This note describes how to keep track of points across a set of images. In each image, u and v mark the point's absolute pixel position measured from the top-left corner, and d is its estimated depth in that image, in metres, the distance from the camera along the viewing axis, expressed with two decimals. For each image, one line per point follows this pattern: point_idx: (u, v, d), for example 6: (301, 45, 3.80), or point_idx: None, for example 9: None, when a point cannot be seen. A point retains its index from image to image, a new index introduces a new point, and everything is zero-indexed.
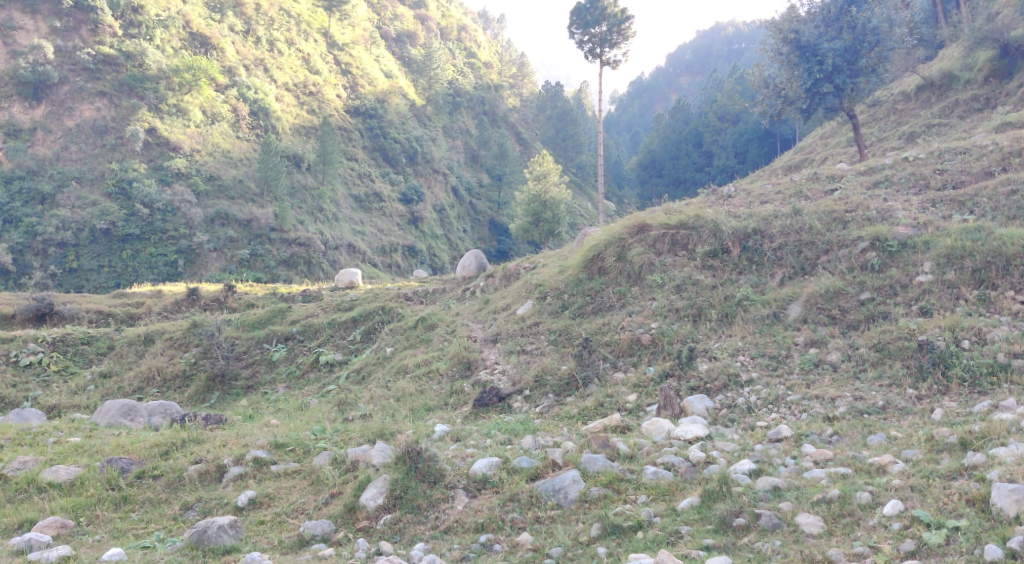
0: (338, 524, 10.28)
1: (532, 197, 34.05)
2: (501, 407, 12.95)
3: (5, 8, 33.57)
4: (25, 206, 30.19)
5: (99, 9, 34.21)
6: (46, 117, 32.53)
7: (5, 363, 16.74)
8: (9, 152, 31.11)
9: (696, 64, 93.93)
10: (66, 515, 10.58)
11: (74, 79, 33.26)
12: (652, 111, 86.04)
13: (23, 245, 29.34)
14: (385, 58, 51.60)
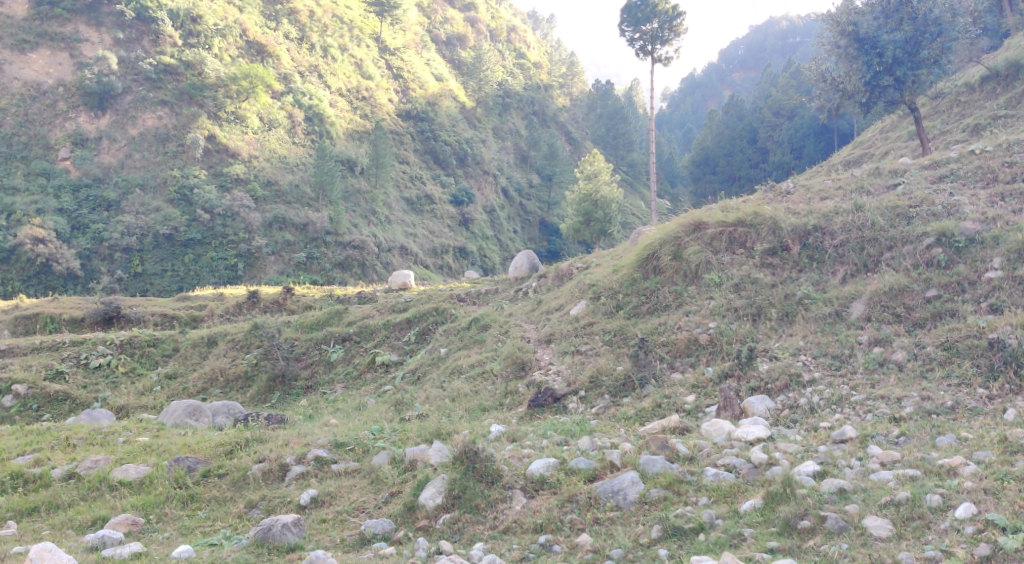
0: (398, 523, 10.38)
1: (583, 197, 33.93)
2: (557, 408, 12.95)
3: (71, 21, 34.57)
4: (93, 213, 30.62)
5: (160, 20, 35.35)
6: (110, 126, 33.16)
7: (76, 365, 17.14)
8: (76, 161, 31.75)
9: (749, 59, 92.90)
10: (137, 513, 10.80)
11: (137, 89, 33.98)
12: (705, 108, 85.36)
13: (91, 251, 29.65)
14: (436, 62, 51.92)
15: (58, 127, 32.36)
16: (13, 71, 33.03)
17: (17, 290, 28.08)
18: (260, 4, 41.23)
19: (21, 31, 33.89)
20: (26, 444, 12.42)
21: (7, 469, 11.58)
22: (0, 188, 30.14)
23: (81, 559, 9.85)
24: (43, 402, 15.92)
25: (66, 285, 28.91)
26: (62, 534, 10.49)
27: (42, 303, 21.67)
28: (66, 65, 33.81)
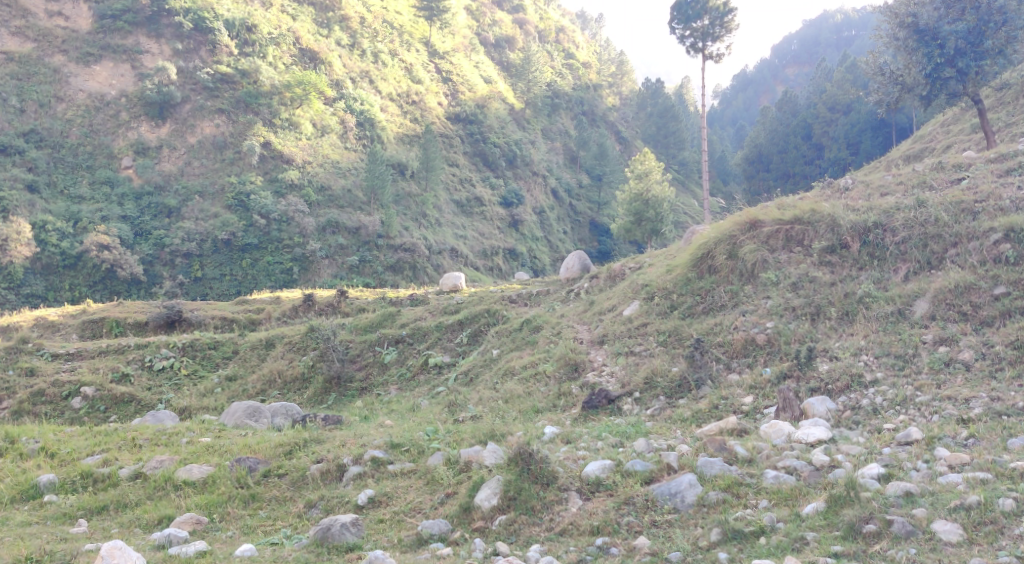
0: (454, 524, 10.40)
1: (634, 196, 33.72)
2: (611, 409, 12.89)
3: (132, 33, 35.34)
4: (154, 220, 31.26)
5: (217, 30, 35.87)
6: (170, 135, 33.86)
7: (141, 368, 17.47)
8: (137, 169, 32.46)
9: (803, 54, 91.49)
10: (201, 512, 10.97)
11: (195, 98, 34.57)
12: (758, 105, 84.35)
13: (153, 257, 30.23)
14: (484, 64, 52.04)
15: (121, 137, 33.12)
16: (78, 83, 33.78)
17: (83, 296, 28.77)
18: (312, 12, 41.70)
19: (85, 44, 34.64)
20: (95, 445, 12.67)
21: (77, 470, 11.82)
22: (67, 197, 30.89)
23: (148, 557, 10.02)
24: (109, 404, 16.25)
25: (130, 290, 29.51)
26: (129, 532, 10.68)
27: (107, 307, 22.14)
28: (129, 77, 34.53)
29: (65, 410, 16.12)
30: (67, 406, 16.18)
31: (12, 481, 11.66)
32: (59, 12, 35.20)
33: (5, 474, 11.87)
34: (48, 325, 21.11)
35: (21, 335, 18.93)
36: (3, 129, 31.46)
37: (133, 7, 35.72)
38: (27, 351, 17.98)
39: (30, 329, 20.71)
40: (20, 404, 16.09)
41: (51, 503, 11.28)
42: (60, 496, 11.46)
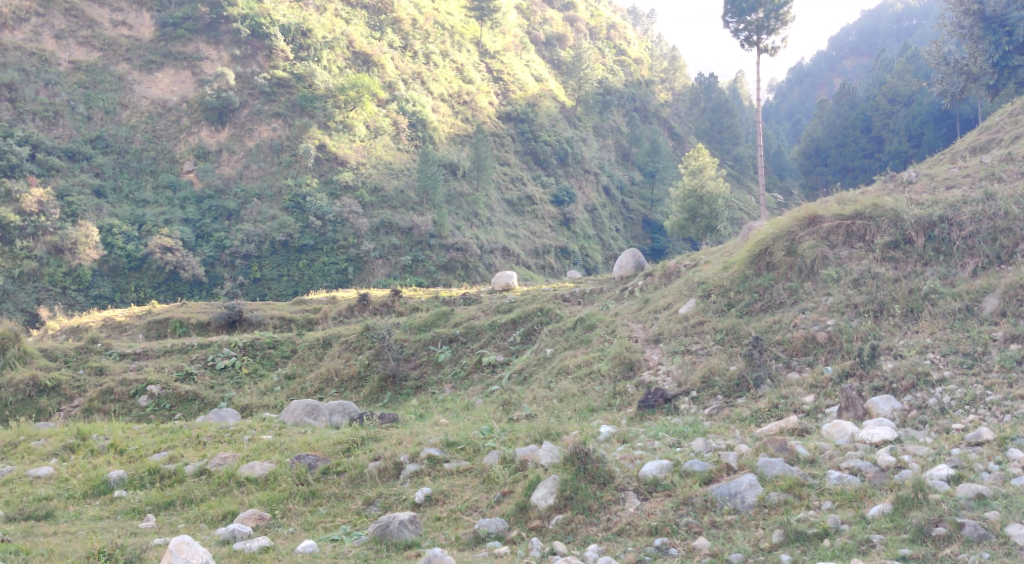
0: (511, 523, 10.40)
1: (688, 192, 33.36)
2: (668, 408, 12.76)
3: (192, 40, 36.13)
4: (214, 222, 31.79)
5: (273, 35, 36.44)
6: (230, 139, 34.44)
7: (204, 366, 17.74)
8: (199, 173, 33.14)
9: (862, 45, 89.70)
10: (263, 508, 11.12)
11: (253, 103, 35.10)
12: (814, 98, 83.00)
13: (214, 258, 30.70)
14: (535, 63, 51.97)
15: (182, 141, 33.84)
16: (141, 90, 34.55)
17: (148, 297, 29.38)
18: (365, 15, 42.10)
19: (148, 52, 35.45)
20: (161, 442, 12.86)
21: (145, 466, 12.02)
22: (131, 201, 31.56)
23: (214, 552, 10.17)
24: (175, 402, 16.53)
25: (192, 291, 30.04)
26: (195, 527, 10.87)
27: (171, 308, 22.54)
28: (190, 83, 35.25)
29: (132, 408, 16.43)
30: (134, 404, 16.49)
31: (84, 477, 11.91)
32: (124, 22, 36.02)
33: (78, 470, 12.13)
34: (115, 326, 21.56)
35: (91, 335, 19.36)
36: (71, 136, 32.27)
37: (193, 14, 36.46)
38: (96, 350, 18.35)
39: (98, 329, 21.17)
40: (90, 402, 16.43)
41: (121, 498, 11.50)
42: (129, 491, 11.67)
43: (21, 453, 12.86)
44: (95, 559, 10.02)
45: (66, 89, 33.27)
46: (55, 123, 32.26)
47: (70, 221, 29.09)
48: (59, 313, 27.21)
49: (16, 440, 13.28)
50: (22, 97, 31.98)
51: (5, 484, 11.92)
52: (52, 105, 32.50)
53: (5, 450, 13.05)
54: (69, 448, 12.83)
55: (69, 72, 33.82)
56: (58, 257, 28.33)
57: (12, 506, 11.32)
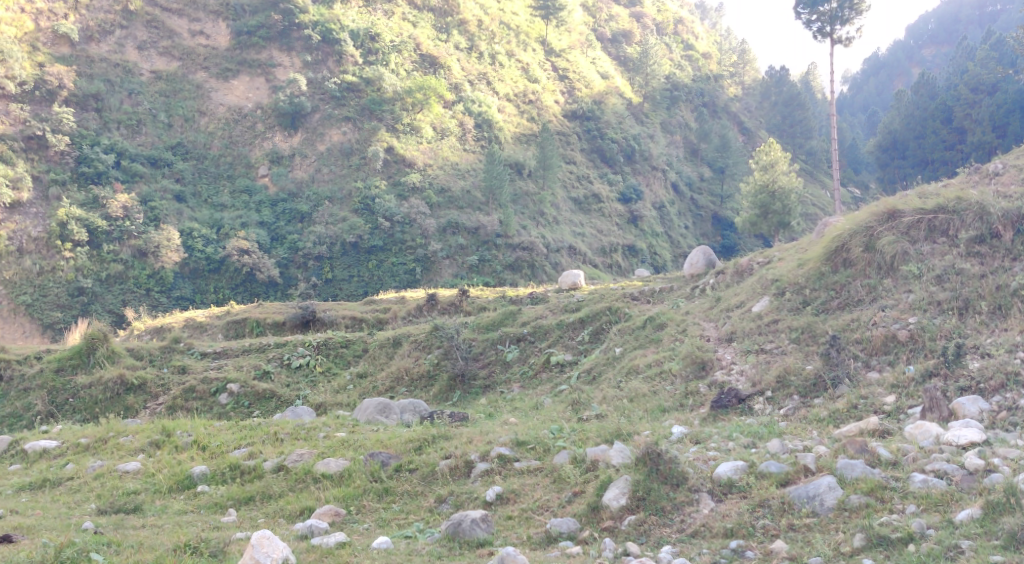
0: (582, 523, 10.44)
1: (759, 188, 32.78)
2: (742, 409, 12.56)
3: (266, 48, 36.94)
4: (288, 225, 32.29)
5: (343, 41, 36.93)
6: (302, 144, 35.02)
7: (280, 365, 17.98)
8: (273, 177, 33.76)
9: (942, 33, 87.58)
10: (338, 504, 11.24)
11: (324, 107, 35.68)
12: (891, 88, 81.47)
13: (287, 260, 31.16)
14: (601, 60, 51.61)
15: (257, 147, 34.56)
16: (218, 98, 35.38)
17: (227, 298, 29.83)
18: (432, 18, 42.36)
19: (224, 61, 36.28)
20: (241, 438, 13.04)
21: (226, 461, 12.22)
22: (210, 205, 32.26)
23: (293, 547, 10.31)
24: (253, 400, 16.79)
25: (268, 292, 30.44)
26: (275, 522, 11.03)
27: (248, 309, 22.94)
28: (264, 90, 36.05)
29: (212, 405, 16.75)
30: (215, 402, 16.79)
31: (169, 472, 12.13)
32: (201, 31, 36.93)
33: (164, 465, 12.38)
34: (196, 325, 22.02)
35: (173, 335, 19.70)
36: (153, 143, 33.06)
37: (267, 22, 37.23)
38: (178, 350, 18.69)
39: (180, 330, 21.64)
40: (173, 400, 16.77)
41: (204, 493, 11.72)
42: (212, 486, 11.89)
43: (110, 449, 13.16)
44: (182, 552, 10.22)
45: (148, 99, 34.12)
46: (138, 131, 33.01)
47: (153, 225, 29.84)
48: (145, 314, 27.68)
49: (106, 435, 13.57)
50: (108, 106, 32.69)
51: (95, 478, 12.25)
52: (136, 113, 33.31)
53: (95, 445, 13.35)
54: (155, 444, 13.08)
55: (151, 81, 34.70)
56: (142, 260, 28.95)
57: (103, 500, 11.63)
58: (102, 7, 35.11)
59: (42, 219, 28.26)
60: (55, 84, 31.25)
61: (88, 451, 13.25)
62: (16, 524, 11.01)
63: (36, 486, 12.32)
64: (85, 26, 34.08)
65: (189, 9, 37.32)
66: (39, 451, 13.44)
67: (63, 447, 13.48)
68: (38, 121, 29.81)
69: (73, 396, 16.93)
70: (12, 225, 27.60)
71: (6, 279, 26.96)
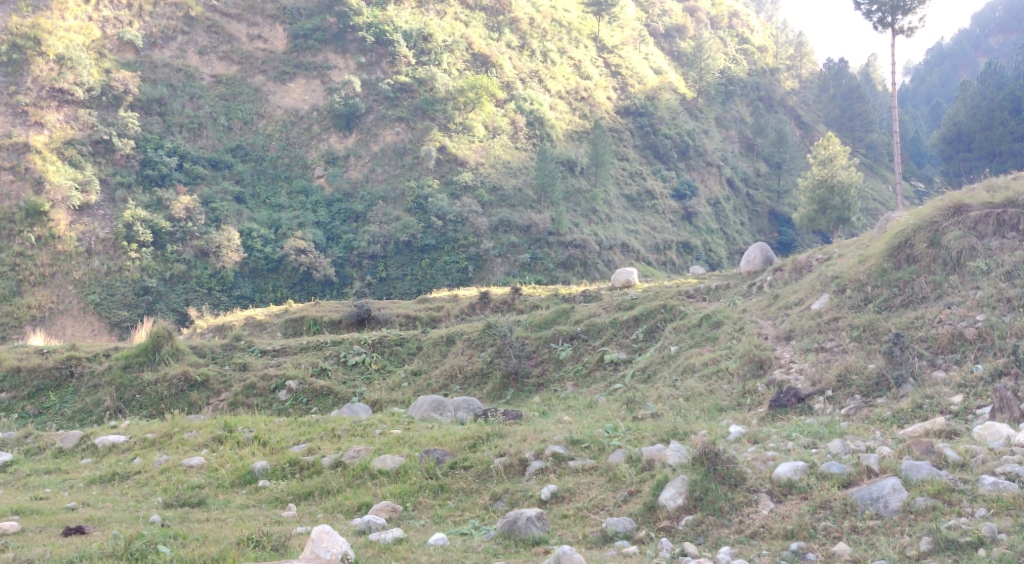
0: (639, 523, 10.42)
1: (817, 183, 32.26)
2: (801, 408, 12.37)
3: (321, 51, 37.39)
4: (343, 224, 32.56)
5: (396, 42, 37.20)
6: (357, 144, 35.29)
7: (337, 363, 18.13)
8: (329, 178, 34.02)
9: (1010, 20, 85.50)
10: (395, 500, 11.30)
11: (378, 108, 35.96)
12: (957, 78, 79.66)
13: (343, 259, 31.39)
14: (654, 55, 51.16)
15: (314, 148, 34.92)
16: (276, 100, 35.87)
17: (285, 297, 30.11)
18: (484, 17, 42.45)
19: (282, 64, 36.81)
20: (300, 434, 13.15)
21: (285, 457, 12.35)
22: (268, 206, 32.68)
23: (352, 542, 10.38)
24: (311, 396, 16.95)
25: (324, 291, 30.66)
26: (333, 517, 11.11)
27: (306, 307, 23.14)
28: (320, 92, 36.47)
29: (273, 402, 16.90)
30: (274, 399, 16.96)
31: (232, 467, 12.29)
32: (259, 35, 37.55)
33: (226, 460, 12.53)
34: (256, 324, 22.27)
35: (235, 333, 19.92)
36: (214, 146, 33.61)
37: (322, 25, 37.85)
38: (239, 347, 18.89)
39: (240, 328, 21.89)
40: (235, 397, 17.00)
41: (265, 488, 11.84)
42: (272, 481, 12.01)
43: (175, 444, 13.33)
44: (245, 545, 10.31)
45: (208, 102, 34.69)
46: (199, 135, 33.60)
47: (214, 226, 30.30)
48: (207, 313, 28.10)
49: (171, 430, 13.74)
50: (170, 110, 33.37)
51: (161, 472, 12.44)
52: (197, 117, 33.89)
53: (161, 441, 13.55)
54: (218, 439, 13.24)
55: (211, 86, 35.32)
56: (203, 260, 29.41)
57: (169, 494, 11.82)
58: (164, 13, 35.87)
59: (109, 221, 28.91)
60: (121, 90, 32.10)
61: (155, 446, 13.46)
62: (87, 516, 11.20)
63: (105, 479, 12.53)
64: (149, 33, 34.88)
65: (247, 14, 37.91)
66: (109, 445, 13.67)
67: (131, 442, 13.71)
68: (105, 126, 30.71)
69: (139, 392, 17.20)
70: (81, 227, 28.34)
71: (76, 278, 27.67)
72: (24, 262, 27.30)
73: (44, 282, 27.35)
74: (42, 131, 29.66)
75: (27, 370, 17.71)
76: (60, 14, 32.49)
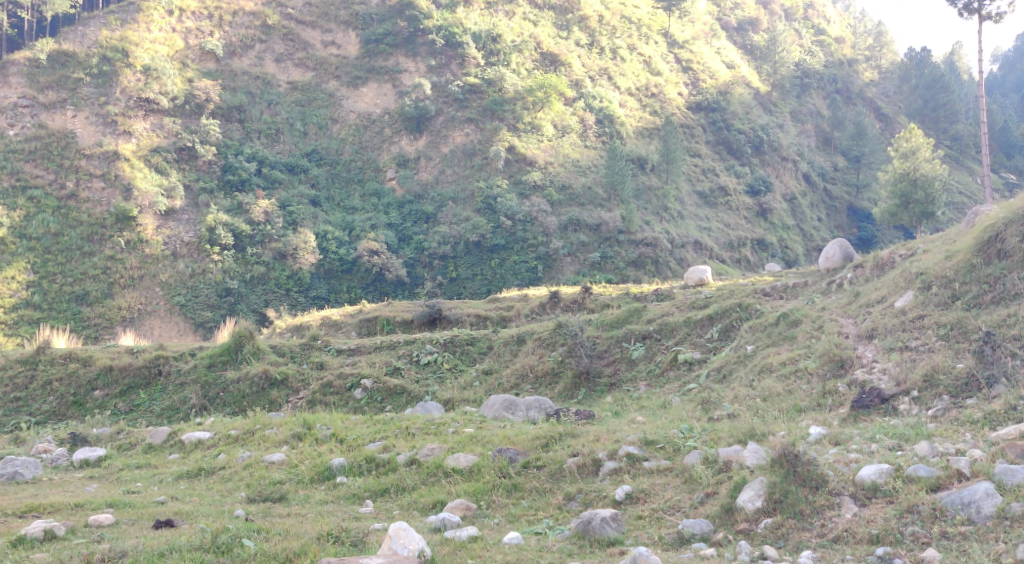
0: (717, 524, 10.22)
1: (899, 176, 31.35)
2: (885, 410, 12.03)
3: (392, 54, 37.71)
4: (414, 226, 32.78)
5: (465, 44, 37.36)
6: (427, 146, 35.51)
7: (409, 362, 18.20)
8: (400, 180, 34.35)
9: None
10: (469, 499, 11.27)
11: (447, 110, 36.11)
12: None
13: (414, 260, 31.61)
14: (727, 49, 50.33)
15: (385, 151, 35.29)
16: (349, 105, 36.38)
17: (359, 297, 30.37)
18: (552, 16, 42.40)
19: (355, 69, 37.29)
20: (375, 432, 13.23)
21: (362, 454, 12.41)
22: (342, 209, 33.13)
23: (427, 539, 10.37)
24: (385, 395, 17.06)
25: (397, 291, 30.85)
26: (409, 514, 11.13)
27: (380, 307, 23.30)
28: (391, 95, 36.83)
29: (349, 400, 17.06)
30: (350, 396, 17.12)
31: (311, 463, 12.43)
32: (333, 41, 38.08)
33: (305, 457, 12.68)
34: (331, 324, 22.53)
35: (312, 332, 20.21)
36: (291, 150, 34.14)
37: (393, 30, 38.14)
38: (316, 346, 19.05)
39: (316, 328, 22.16)
40: (313, 394, 17.20)
41: (342, 484, 11.92)
42: (350, 477, 12.09)
43: (257, 440, 13.52)
44: (325, 540, 10.40)
45: (285, 108, 35.31)
46: (277, 140, 34.16)
47: (292, 228, 30.80)
48: (286, 314, 28.47)
49: (253, 427, 13.94)
50: (249, 117, 34.07)
51: (245, 468, 12.64)
52: (275, 123, 34.51)
53: (243, 437, 13.73)
54: (298, 436, 13.39)
55: (288, 92, 35.98)
56: (282, 261, 29.88)
57: (252, 489, 12.00)
58: (243, 23, 36.78)
59: (193, 225, 29.70)
60: (203, 98, 32.96)
61: (238, 443, 13.64)
62: (176, 509, 11.42)
63: (192, 474, 12.79)
64: (228, 42, 35.89)
65: (321, 20, 38.50)
66: (195, 441, 13.92)
67: (215, 438, 13.93)
68: (188, 133, 31.71)
69: (223, 390, 17.54)
70: (167, 232, 29.15)
71: (162, 281, 28.32)
72: (115, 266, 28.09)
73: (133, 284, 28.03)
74: (130, 139, 30.70)
75: (119, 369, 18.06)
76: (146, 27, 33.93)
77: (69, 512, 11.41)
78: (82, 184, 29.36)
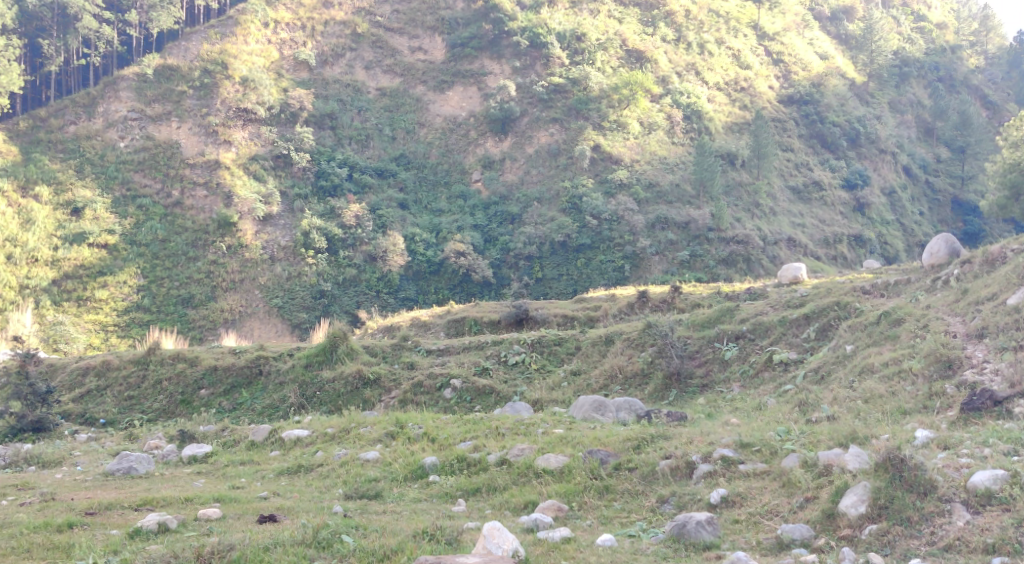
0: (818, 530, 9.90)
1: (1008, 167, 30.05)
2: (999, 412, 11.45)
3: (478, 58, 37.88)
4: (500, 227, 32.78)
5: (550, 43, 37.01)
6: (512, 147, 35.46)
7: (498, 362, 18.14)
8: (486, 182, 34.44)
9: None
10: (561, 499, 11.14)
11: (532, 110, 35.97)
12: None
13: (500, 261, 31.58)
14: (819, 40, 49.05)
15: (471, 153, 35.44)
16: (436, 109, 36.68)
17: (446, 297, 30.42)
18: (637, 13, 41.98)
19: (441, 73, 37.62)
20: (466, 431, 13.20)
21: (453, 453, 12.38)
22: (429, 211, 33.37)
23: (521, 540, 10.27)
24: (474, 395, 17.07)
25: (483, 291, 30.80)
26: (501, 514, 11.07)
27: (468, 308, 23.33)
28: (477, 98, 36.93)
29: (439, 400, 17.13)
30: (440, 396, 17.18)
31: (404, 461, 12.47)
32: (420, 47, 38.54)
33: (399, 455, 12.73)
34: (421, 324, 22.63)
35: (403, 333, 20.38)
36: (380, 155, 34.58)
37: (478, 33, 38.33)
38: (406, 347, 19.15)
39: (406, 328, 22.33)
40: (404, 394, 17.32)
41: (435, 483, 11.93)
42: (442, 476, 12.08)
43: (352, 439, 13.63)
44: (421, 538, 10.41)
45: (374, 114, 35.83)
46: (367, 145, 34.63)
47: (381, 231, 31.12)
48: (377, 314, 28.70)
49: (348, 426, 14.07)
50: (341, 124, 34.61)
51: (341, 465, 12.75)
52: (365, 129, 35.02)
53: (339, 435, 13.88)
54: (391, 435, 13.47)
55: (377, 98, 36.52)
56: (372, 264, 30.17)
57: (349, 486, 12.09)
58: (334, 32, 37.51)
59: (289, 229, 30.26)
60: (297, 107, 33.66)
61: (334, 440, 13.79)
62: (278, 505, 11.59)
63: (292, 471, 12.96)
64: (320, 51, 36.60)
65: (409, 27, 39.06)
66: (294, 439, 14.12)
67: (313, 436, 14.10)
68: (284, 141, 32.36)
69: (319, 389, 17.75)
70: (265, 236, 29.86)
71: (261, 283, 28.96)
72: (216, 270, 28.86)
73: (233, 287, 28.74)
74: (229, 148, 31.60)
75: (222, 368, 18.51)
76: (244, 39, 35.06)
77: (179, 506, 11.69)
78: (186, 193, 30.46)
